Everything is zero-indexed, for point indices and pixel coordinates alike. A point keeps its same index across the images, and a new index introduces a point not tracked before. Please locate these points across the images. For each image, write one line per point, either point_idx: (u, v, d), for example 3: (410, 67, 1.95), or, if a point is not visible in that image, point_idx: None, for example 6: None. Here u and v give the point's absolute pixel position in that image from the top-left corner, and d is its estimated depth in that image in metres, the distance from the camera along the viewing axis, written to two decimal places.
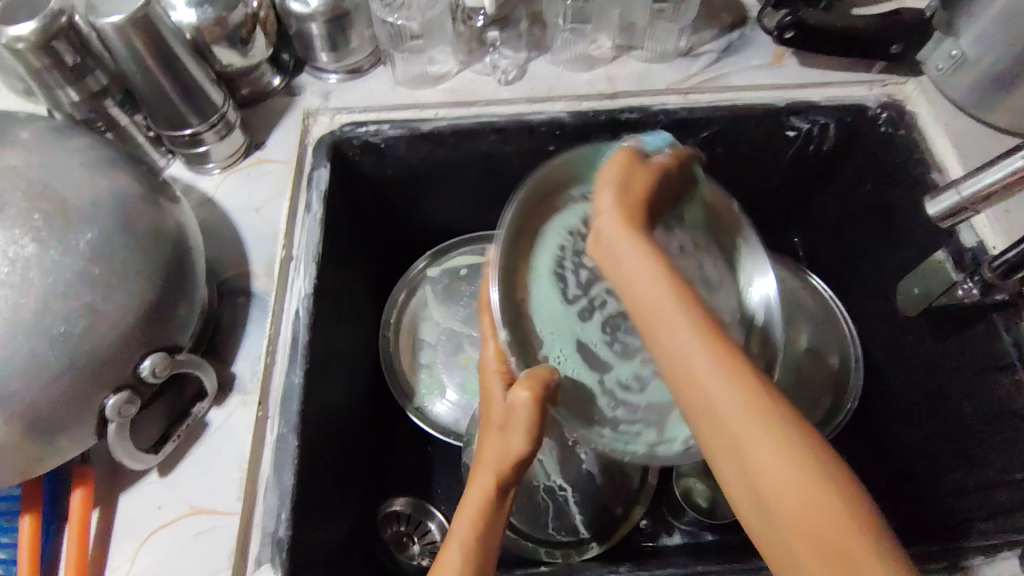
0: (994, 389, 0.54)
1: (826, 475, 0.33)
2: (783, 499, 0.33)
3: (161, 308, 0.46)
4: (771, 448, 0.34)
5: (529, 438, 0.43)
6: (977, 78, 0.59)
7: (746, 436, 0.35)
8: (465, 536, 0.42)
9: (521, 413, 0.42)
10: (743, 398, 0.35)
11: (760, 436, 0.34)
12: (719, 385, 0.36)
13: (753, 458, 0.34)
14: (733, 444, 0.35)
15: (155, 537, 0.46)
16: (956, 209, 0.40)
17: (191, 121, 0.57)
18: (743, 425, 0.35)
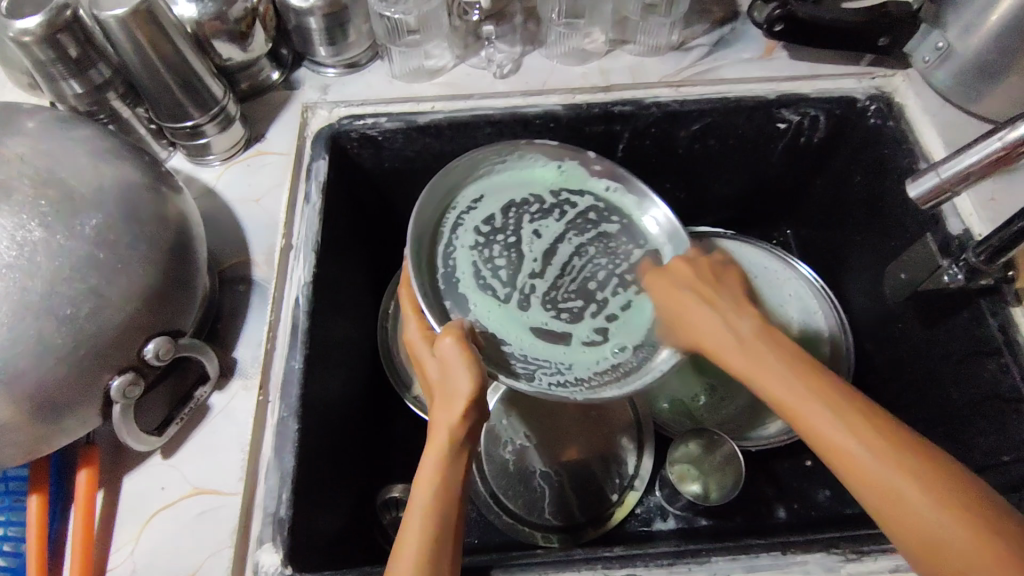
0: (979, 373, 0.55)
1: (949, 484, 0.37)
2: (922, 525, 0.37)
3: (164, 293, 0.47)
4: (897, 472, 0.38)
5: (472, 372, 0.44)
6: (962, 69, 0.60)
7: (881, 477, 0.38)
8: (428, 490, 0.43)
9: (451, 360, 0.45)
10: (864, 431, 0.39)
11: (890, 469, 0.38)
12: (834, 430, 0.40)
13: (890, 487, 0.38)
14: (865, 480, 0.38)
15: (160, 516, 0.47)
16: (937, 190, 0.41)
17: (192, 114, 0.58)
18: (880, 467, 0.38)
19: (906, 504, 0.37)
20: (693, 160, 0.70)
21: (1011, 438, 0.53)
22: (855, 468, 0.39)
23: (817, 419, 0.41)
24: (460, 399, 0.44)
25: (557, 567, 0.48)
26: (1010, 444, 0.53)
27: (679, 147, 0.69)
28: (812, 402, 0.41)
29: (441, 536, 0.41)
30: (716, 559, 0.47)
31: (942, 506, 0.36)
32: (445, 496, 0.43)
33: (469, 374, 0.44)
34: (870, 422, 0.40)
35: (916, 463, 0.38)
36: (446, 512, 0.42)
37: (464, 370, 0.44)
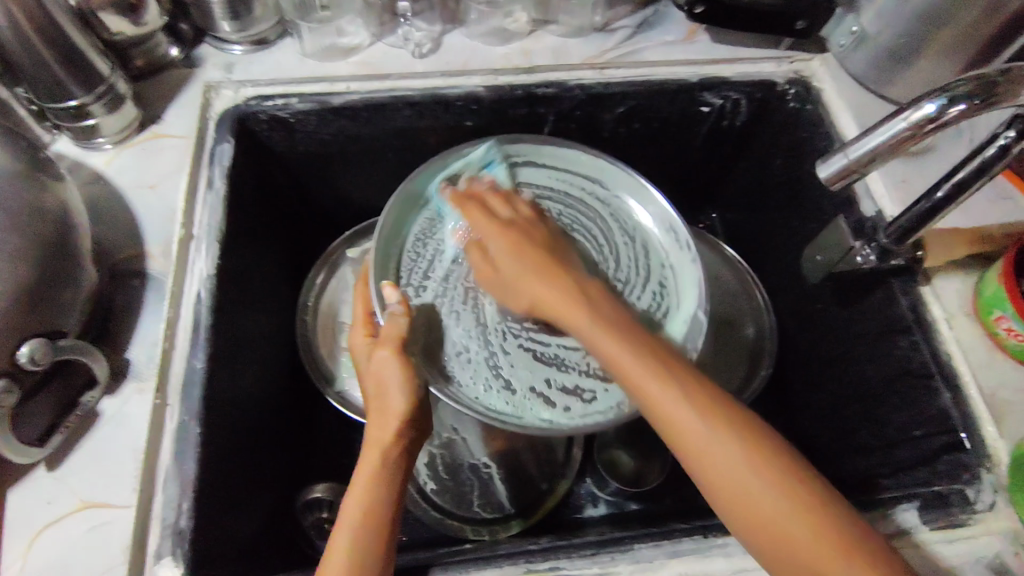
0: (891, 350, 0.57)
1: (771, 462, 0.39)
2: (758, 507, 0.38)
3: (41, 291, 0.42)
4: (721, 441, 0.39)
5: (405, 388, 0.45)
6: (874, 54, 0.62)
7: (693, 433, 0.40)
8: (358, 509, 0.41)
9: (385, 373, 0.45)
10: (656, 377, 0.41)
11: (682, 407, 0.40)
12: (669, 398, 0.40)
13: (725, 466, 0.39)
14: (680, 431, 0.40)
15: (45, 535, 0.43)
16: (847, 171, 0.41)
17: (76, 92, 0.52)
18: (706, 442, 0.39)
19: (755, 500, 0.38)
20: (619, 143, 0.69)
21: (920, 412, 0.55)
22: (680, 431, 0.40)
23: (647, 380, 0.41)
24: (394, 415, 0.45)
25: (479, 565, 0.45)
26: (920, 419, 0.54)
27: (604, 131, 0.68)
28: (547, 298, 0.45)
29: (371, 554, 0.40)
30: (639, 546, 0.46)
31: (777, 486, 0.38)
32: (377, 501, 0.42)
33: (405, 392, 0.45)
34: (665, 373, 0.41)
35: (738, 431, 0.40)
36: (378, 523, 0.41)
37: (400, 385, 0.45)
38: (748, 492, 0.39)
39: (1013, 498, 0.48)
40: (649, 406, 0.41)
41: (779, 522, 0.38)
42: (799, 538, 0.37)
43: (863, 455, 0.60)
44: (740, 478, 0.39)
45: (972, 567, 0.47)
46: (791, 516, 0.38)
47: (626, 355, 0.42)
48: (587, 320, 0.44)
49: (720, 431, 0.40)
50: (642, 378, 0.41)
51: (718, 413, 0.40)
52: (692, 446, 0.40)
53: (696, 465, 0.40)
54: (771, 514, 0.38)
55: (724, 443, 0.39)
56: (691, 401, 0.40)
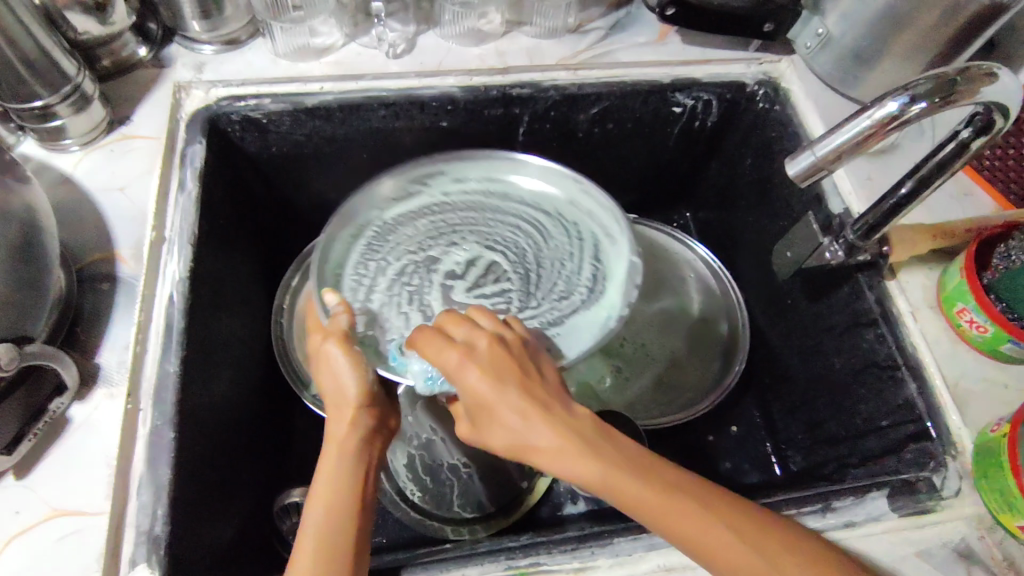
0: (860, 343, 0.58)
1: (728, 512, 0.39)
2: (740, 562, 0.37)
3: (6, 296, 0.41)
4: (666, 502, 0.38)
5: (357, 373, 0.46)
6: (839, 56, 0.63)
7: (677, 516, 0.38)
8: (322, 501, 0.41)
9: (336, 366, 0.47)
10: (586, 451, 0.39)
11: (633, 482, 0.39)
12: (628, 479, 0.39)
13: (704, 539, 0.38)
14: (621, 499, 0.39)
15: (13, 545, 0.42)
16: (813, 169, 0.42)
17: (40, 93, 0.51)
18: (660, 505, 0.38)
19: (735, 556, 0.37)
20: (593, 143, 0.70)
21: (888, 403, 0.56)
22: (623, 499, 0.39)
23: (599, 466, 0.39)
24: (350, 404, 0.45)
25: (459, 562, 0.45)
26: (888, 410, 0.56)
27: (579, 132, 0.68)
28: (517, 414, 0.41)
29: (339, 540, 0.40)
30: (618, 540, 0.46)
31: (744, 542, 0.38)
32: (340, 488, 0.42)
33: (357, 379, 0.46)
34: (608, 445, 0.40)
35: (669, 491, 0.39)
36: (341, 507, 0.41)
37: (351, 374, 0.46)
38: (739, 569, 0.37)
39: (977, 484, 0.50)
40: (627, 503, 0.39)
41: None
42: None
43: (834, 446, 0.61)
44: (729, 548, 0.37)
45: (939, 552, 0.49)
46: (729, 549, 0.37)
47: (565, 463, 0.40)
48: (469, 373, 0.42)
49: (687, 499, 0.38)
50: (604, 473, 0.39)
51: (668, 485, 0.39)
52: (686, 532, 0.38)
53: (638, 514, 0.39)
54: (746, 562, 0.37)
55: (699, 514, 0.38)
56: (651, 480, 0.39)
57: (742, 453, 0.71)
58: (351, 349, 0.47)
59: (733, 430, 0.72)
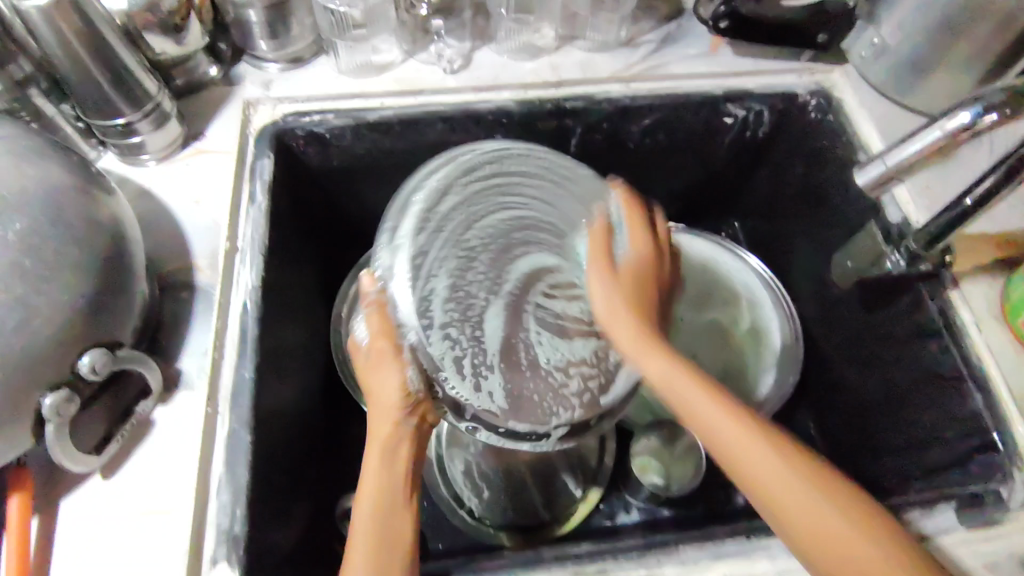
0: (920, 354, 0.58)
1: (826, 480, 0.41)
2: (827, 530, 0.39)
3: (98, 303, 0.44)
4: (751, 445, 0.42)
5: (397, 377, 0.45)
6: (896, 65, 0.63)
7: (791, 472, 0.41)
8: (368, 520, 0.43)
9: (380, 366, 0.46)
10: (710, 394, 0.44)
11: (718, 415, 0.43)
12: (732, 429, 0.43)
13: (805, 509, 0.39)
14: (720, 439, 0.43)
15: (104, 541, 0.44)
16: (883, 178, 0.43)
17: (124, 110, 0.54)
18: (775, 450, 0.41)
19: (824, 521, 0.39)
20: (644, 154, 0.71)
21: (953, 415, 0.55)
22: (705, 423, 0.44)
23: (683, 382, 0.45)
24: (392, 413, 0.46)
25: (525, 567, 0.46)
26: (950, 421, 0.55)
27: (630, 144, 0.69)
28: (659, 359, 0.46)
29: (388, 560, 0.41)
30: (683, 548, 0.46)
31: (825, 498, 0.39)
32: (383, 512, 0.43)
33: (398, 382, 0.45)
34: (711, 389, 0.45)
35: (801, 464, 0.41)
36: (389, 530, 0.42)
37: (393, 377, 0.45)
38: (826, 539, 0.38)
39: None
40: (725, 447, 0.43)
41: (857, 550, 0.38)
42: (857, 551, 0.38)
43: (893, 458, 0.61)
44: (815, 503, 0.39)
45: (1010, 566, 0.48)
46: (834, 516, 0.39)
47: (663, 361, 0.46)
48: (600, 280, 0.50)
49: (806, 472, 0.41)
50: (716, 416, 0.44)
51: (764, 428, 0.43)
52: (785, 506, 0.40)
53: (737, 474, 0.42)
54: (825, 522, 0.39)
55: (813, 478, 0.40)
56: (771, 440, 0.42)
57: None
58: (397, 362, 0.45)
59: None
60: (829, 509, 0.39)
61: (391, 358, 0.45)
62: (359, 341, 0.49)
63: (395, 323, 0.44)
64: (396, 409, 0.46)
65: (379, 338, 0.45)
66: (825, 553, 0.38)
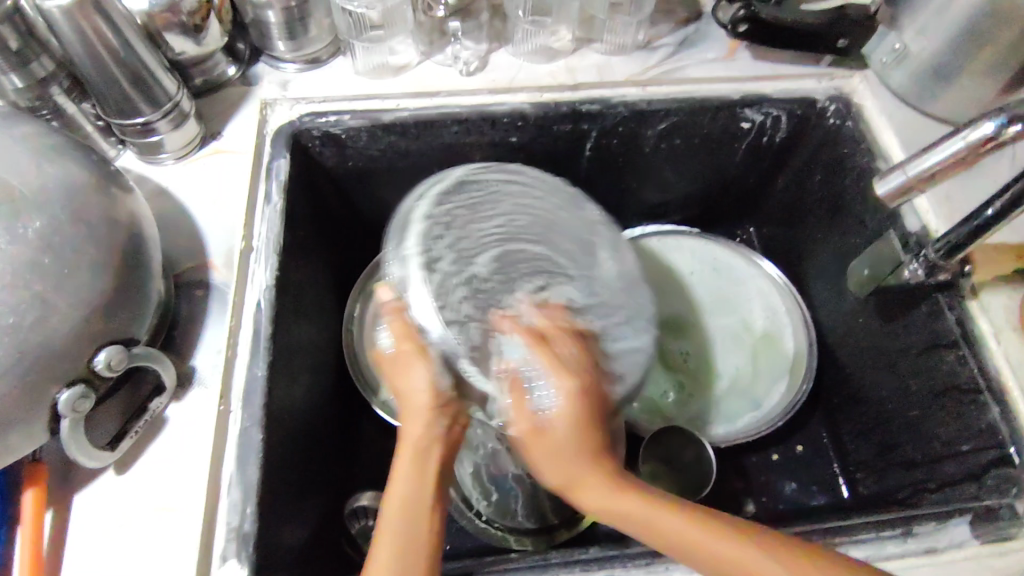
0: (937, 366, 0.57)
1: (778, 548, 0.40)
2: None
3: (114, 301, 0.44)
4: (747, 553, 0.40)
5: (427, 381, 0.44)
6: (918, 71, 0.62)
7: (723, 564, 0.40)
8: (393, 523, 0.42)
9: (405, 366, 0.44)
10: (679, 519, 0.42)
11: (704, 537, 0.41)
12: (674, 521, 0.42)
13: None
14: (682, 551, 0.41)
15: (117, 535, 0.45)
16: (903, 188, 0.42)
17: (142, 110, 0.55)
18: (700, 540, 0.41)
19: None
20: (659, 158, 0.70)
21: (969, 428, 0.54)
22: (698, 543, 0.41)
23: (671, 526, 0.42)
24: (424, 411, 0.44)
25: (533, 571, 0.46)
26: (968, 434, 0.54)
27: (646, 147, 0.69)
28: (579, 464, 0.43)
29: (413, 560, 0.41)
30: None
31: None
32: (410, 516, 0.42)
33: (427, 387, 0.44)
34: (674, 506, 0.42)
35: (738, 538, 0.41)
36: (416, 533, 0.42)
37: (424, 381, 0.44)
38: None
39: None
40: (707, 558, 0.40)
41: None
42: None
43: (909, 470, 0.60)
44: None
45: None
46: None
47: (617, 495, 0.43)
48: (553, 420, 0.43)
49: (742, 543, 0.40)
50: (680, 529, 0.41)
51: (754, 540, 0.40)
52: None
53: (690, 557, 0.41)
54: None
55: (748, 554, 0.40)
56: (718, 535, 0.41)
57: (808, 474, 0.69)
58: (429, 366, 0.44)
59: (799, 449, 0.71)
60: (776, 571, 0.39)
61: (417, 356, 0.44)
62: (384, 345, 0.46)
63: (417, 327, 0.44)
64: (426, 410, 0.44)
65: (405, 336, 0.44)
66: None
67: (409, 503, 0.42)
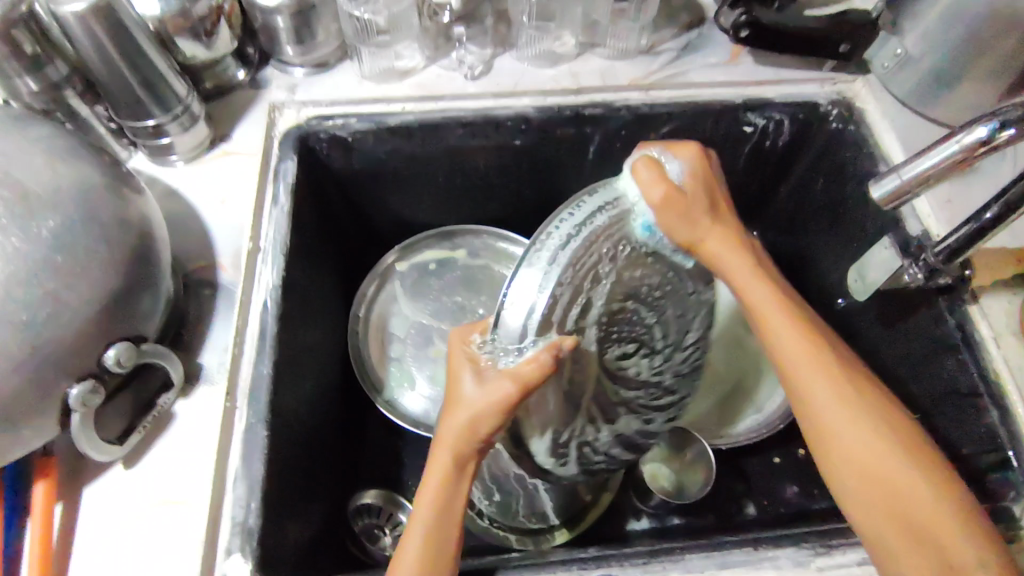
0: (938, 369, 0.57)
1: (890, 414, 0.42)
2: (890, 478, 0.40)
3: (124, 299, 0.45)
4: (857, 413, 0.42)
5: (493, 421, 0.40)
6: (920, 76, 0.63)
7: (857, 424, 0.41)
8: (424, 525, 0.41)
9: (484, 396, 0.40)
10: (807, 352, 0.44)
11: (819, 380, 0.43)
12: (801, 365, 0.44)
13: (857, 446, 0.41)
14: (800, 387, 0.43)
15: (125, 528, 0.46)
16: (898, 192, 0.42)
17: (154, 112, 0.56)
18: (812, 386, 0.43)
19: (887, 468, 0.40)
20: None
21: (969, 432, 0.54)
22: (801, 386, 0.43)
23: (799, 352, 0.44)
24: (473, 437, 0.41)
25: (533, 569, 0.46)
26: (969, 437, 0.54)
27: None
28: (760, 293, 0.47)
29: (440, 563, 0.41)
30: (690, 556, 0.47)
31: (891, 453, 0.40)
32: (440, 529, 0.41)
33: (491, 422, 0.40)
34: (809, 333, 0.45)
35: (868, 412, 0.42)
36: (444, 545, 0.41)
37: (491, 418, 0.40)
38: (879, 476, 0.40)
39: None
40: (789, 375, 0.44)
41: (912, 492, 0.39)
42: (917, 507, 0.39)
43: None
44: (894, 467, 0.40)
45: None
46: (907, 480, 0.39)
47: (762, 288, 0.47)
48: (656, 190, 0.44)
49: (849, 407, 0.42)
50: (795, 347, 0.44)
51: (868, 396, 0.42)
52: (836, 441, 0.41)
53: (802, 406, 0.43)
54: (870, 462, 0.40)
55: (847, 414, 0.42)
56: (829, 376, 0.43)
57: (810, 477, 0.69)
58: (504, 400, 0.39)
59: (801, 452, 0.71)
60: (880, 437, 0.41)
61: (498, 399, 0.40)
62: (488, 363, 0.41)
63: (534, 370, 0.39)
64: (472, 442, 0.41)
65: (519, 388, 0.39)
66: (873, 492, 0.40)
67: (441, 518, 0.42)
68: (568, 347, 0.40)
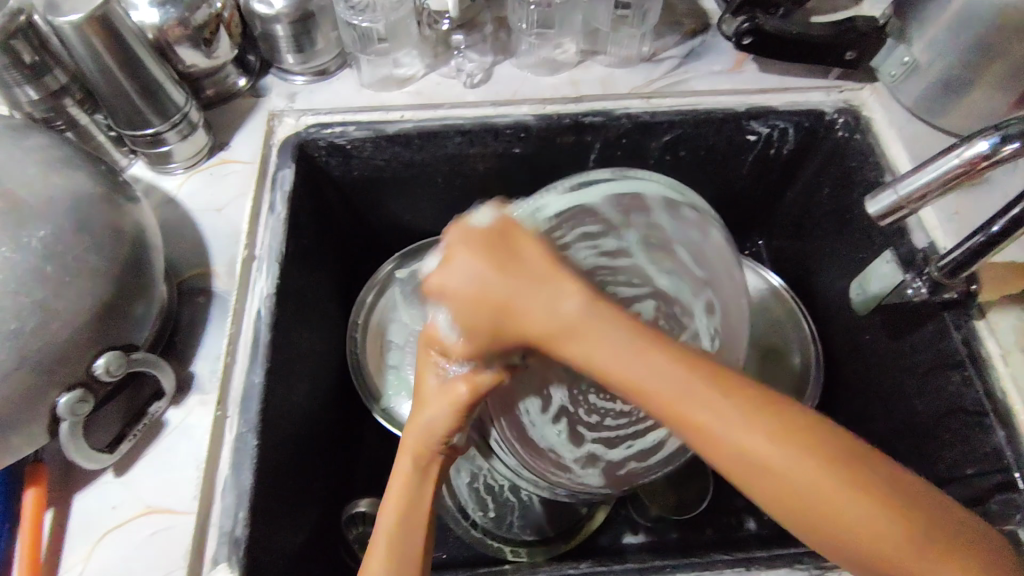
0: (944, 386, 0.55)
1: (787, 425, 0.34)
2: (803, 500, 0.33)
3: (115, 308, 0.45)
4: (745, 435, 0.34)
5: (452, 414, 0.44)
6: (928, 83, 0.61)
7: (788, 464, 0.33)
8: (394, 513, 0.44)
9: (446, 391, 0.44)
10: (638, 351, 0.37)
11: (706, 398, 0.35)
12: (693, 401, 0.35)
13: (734, 446, 0.34)
14: (704, 424, 0.35)
15: (112, 536, 0.46)
16: (895, 208, 0.41)
17: (152, 121, 0.56)
18: (747, 417, 0.34)
19: (833, 511, 0.32)
20: (663, 170, 0.70)
21: (975, 450, 0.53)
22: (692, 419, 0.35)
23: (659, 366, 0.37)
24: (435, 433, 0.45)
25: None
26: (973, 457, 0.53)
27: (650, 158, 0.68)
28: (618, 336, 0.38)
29: (408, 555, 0.42)
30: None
31: (813, 475, 0.33)
32: (409, 516, 0.43)
33: (449, 415, 0.44)
34: (690, 365, 0.36)
35: (777, 432, 0.34)
36: (410, 529, 0.43)
37: (449, 410, 0.44)
38: (826, 512, 0.32)
39: None
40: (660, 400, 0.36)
41: (838, 523, 0.32)
42: (852, 525, 0.32)
43: None
44: (823, 487, 0.33)
45: None
46: (868, 518, 0.32)
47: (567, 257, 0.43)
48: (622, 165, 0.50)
49: (776, 442, 0.34)
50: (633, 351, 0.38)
51: (753, 409, 0.34)
52: (742, 465, 0.34)
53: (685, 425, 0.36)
54: (822, 497, 0.33)
55: (802, 449, 0.33)
56: (745, 413, 0.34)
57: None
58: (460, 390, 0.44)
59: None
60: (769, 447, 0.34)
61: (456, 390, 0.44)
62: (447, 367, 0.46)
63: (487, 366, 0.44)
64: (437, 436, 0.45)
65: (471, 386, 0.44)
66: (811, 524, 0.33)
67: (409, 503, 0.44)
68: (520, 353, 0.45)
